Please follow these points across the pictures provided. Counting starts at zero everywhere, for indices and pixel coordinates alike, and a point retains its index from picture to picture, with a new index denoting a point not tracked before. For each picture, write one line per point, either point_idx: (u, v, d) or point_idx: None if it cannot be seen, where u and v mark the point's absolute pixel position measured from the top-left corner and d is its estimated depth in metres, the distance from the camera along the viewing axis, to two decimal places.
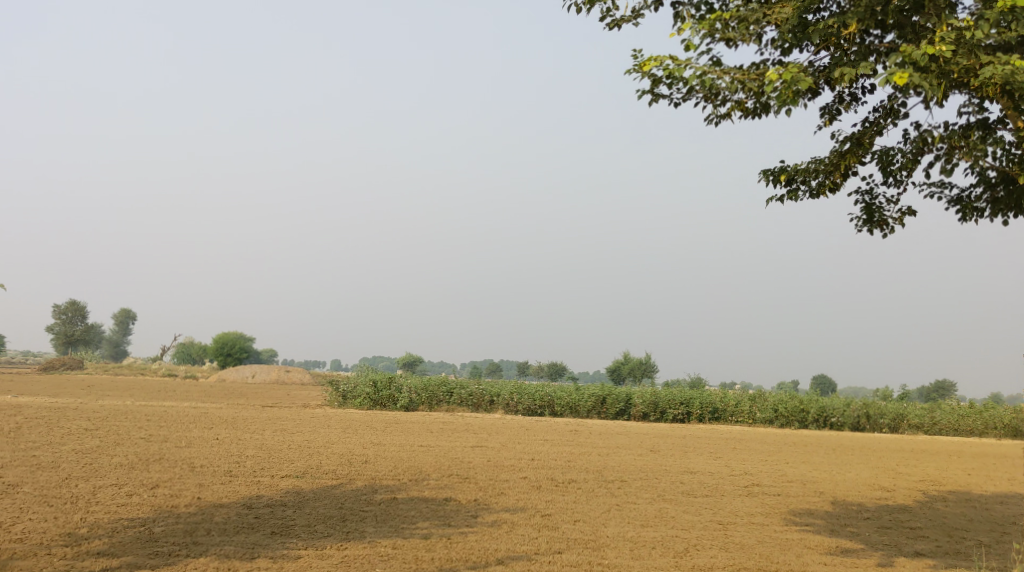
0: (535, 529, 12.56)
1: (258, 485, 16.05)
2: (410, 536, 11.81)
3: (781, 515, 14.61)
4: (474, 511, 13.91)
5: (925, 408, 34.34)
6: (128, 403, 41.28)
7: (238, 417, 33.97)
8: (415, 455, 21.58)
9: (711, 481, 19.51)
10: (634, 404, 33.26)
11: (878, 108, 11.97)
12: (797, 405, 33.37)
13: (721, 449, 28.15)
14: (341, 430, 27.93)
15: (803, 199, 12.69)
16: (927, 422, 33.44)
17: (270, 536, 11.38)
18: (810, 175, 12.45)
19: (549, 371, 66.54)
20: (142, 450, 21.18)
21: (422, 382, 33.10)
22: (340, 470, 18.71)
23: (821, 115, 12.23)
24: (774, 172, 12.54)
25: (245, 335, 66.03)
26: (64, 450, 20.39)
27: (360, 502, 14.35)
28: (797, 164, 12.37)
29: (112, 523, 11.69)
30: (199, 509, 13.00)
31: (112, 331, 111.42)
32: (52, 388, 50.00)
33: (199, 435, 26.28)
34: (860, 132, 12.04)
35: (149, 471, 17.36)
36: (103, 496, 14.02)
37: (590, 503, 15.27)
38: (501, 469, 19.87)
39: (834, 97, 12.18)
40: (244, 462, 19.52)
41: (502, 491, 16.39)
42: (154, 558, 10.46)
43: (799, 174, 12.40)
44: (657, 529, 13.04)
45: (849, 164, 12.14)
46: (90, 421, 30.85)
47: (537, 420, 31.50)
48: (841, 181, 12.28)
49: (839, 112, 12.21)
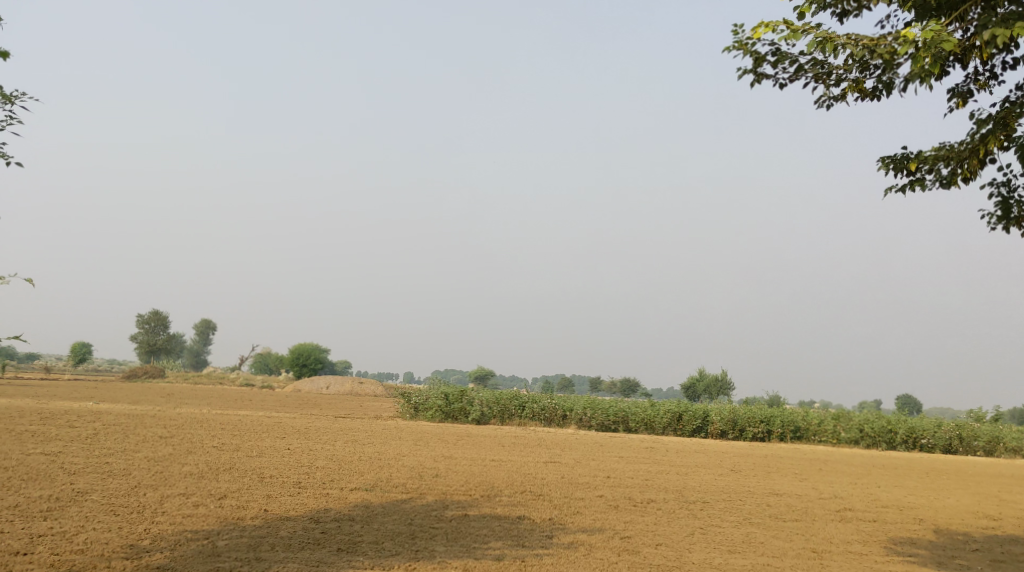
0: (615, 553, 11.80)
1: (327, 498, 15.59)
2: (482, 557, 11.17)
3: (880, 544, 13.84)
4: (549, 532, 13.20)
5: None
6: (204, 411, 41.55)
7: (311, 427, 33.79)
8: (488, 470, 20.96)
9: (800, 505, 18.55)
10: (711, 422, 32.17)
11: (1020, 88, 11.20)
12: (885, 425, 31.86)
13: (806, 470, 26.94)
14: (413, 443, 27.51)
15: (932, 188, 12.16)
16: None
17: (336, 553, 10.85)
18: (939, 162, 11.91)
19: (622, 387, 65.48)
20: (213, 458, 20.99)
21: (494, 395, 32.62)
22: (412, 484, 18.19)
23: (950, 98, 11.76)
24: (897, 159, 12.11)
25: (320, 346, 66.35)
26: (137, 458, 20.28)
27: (431, 518, 13.76)
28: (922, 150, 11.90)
29: (176, 535, 11.23)
30: (265, 522, 12.55)
31: (193, 340, 113.30)
32: (134, 396, 50.80)
33: (271, 445, 26.08)
34: (1002, 112, 11.16)
35: (219, 480, 17.07)
36: (168, 506, 13.67)
37: (672, 526, 14.47)
38: (576, 486, 19.13)
39: (964, 77, 11.71)
40: (314, 473, 19.13)
41: (578, 510, 15.65)
42: None
43: (925, 161, 11.95)
44: (746, 557, 12.17)
45: (988, 148, 11.26)
46: (165, 429, 30.95)
47: (611, 436, 30.67)
48: (977, 168, 11.47)
49: (972, 92, 11.60)
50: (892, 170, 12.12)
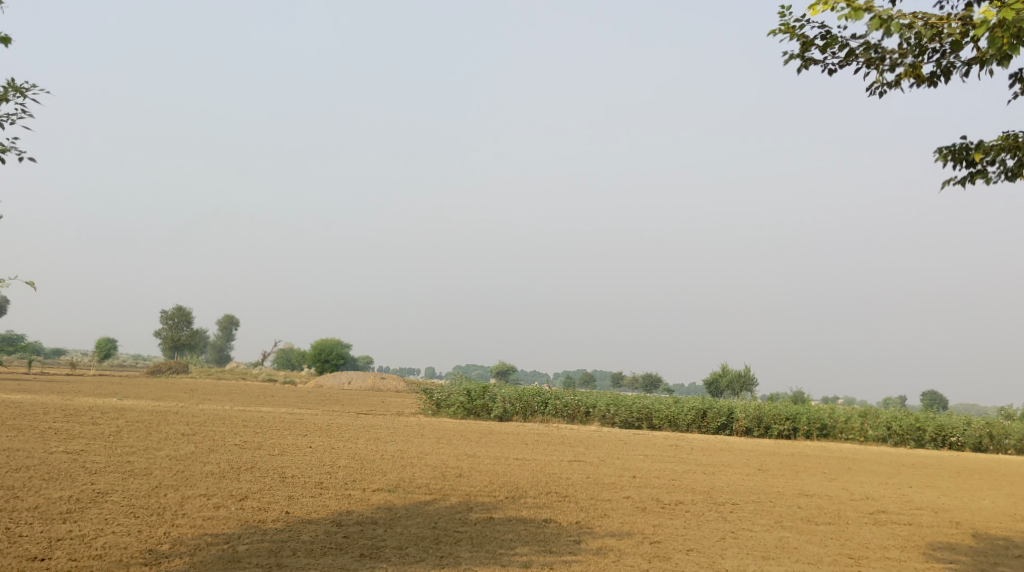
0: (646, 560, 11.43)
1: (350, 499, 15.33)
2: (509, 564, 10.86)
3: (918, 550, 13.45)
4: (576, 535, 12.86)
5: None
6: (226, 407, 41.49)
7: (333, 424, 33.59)
8: (512, 469, 20.65)
9: (831, 506, 18.15)
10: (736, 419, 31.73)
11: None
12: (913, 423, 31.28)
13: (834, 469, 26.46)
14: (435, 440, 27.26)
15: (992, 180, 11.96)
16: None
17: (359, 559, 10.56)
18: (1001, 153, 11.70)
19: (644, 382, 65.01)
20: (235, 457, 20.78)
21: (516, 391, 32.31)
22: (435, 484, 17.91)
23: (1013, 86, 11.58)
24: (956, 150, 11.95)
25: (341, 342, 66.25)
26: (159, 456, 20.13)
27: (455, 521, 13.46)
28: (982, 141, 11.73)
29: (196, 539, 10.94)
30: (287, 525, 12.29)
31: (216, 335, 113.61)
32: (157, 392, 50.82)
33: (292, 443, 25.88)
34: None
35: (241, 480, 16.85)
36: (189, 507, 13.45)
37: (702, 530, 14.10)
38: (602, 486, 18.78)
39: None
40: (337, 472, 18.88)
41: (605, 513, 15.31)
42: None
43: (985, 152, 11.77)
44: (781, 564, 11.79)
45: None
46: (187, 426, 30.84)
47: (635, 433, 30.29)
48: None
49: None
50: (950, 161, 11.94)
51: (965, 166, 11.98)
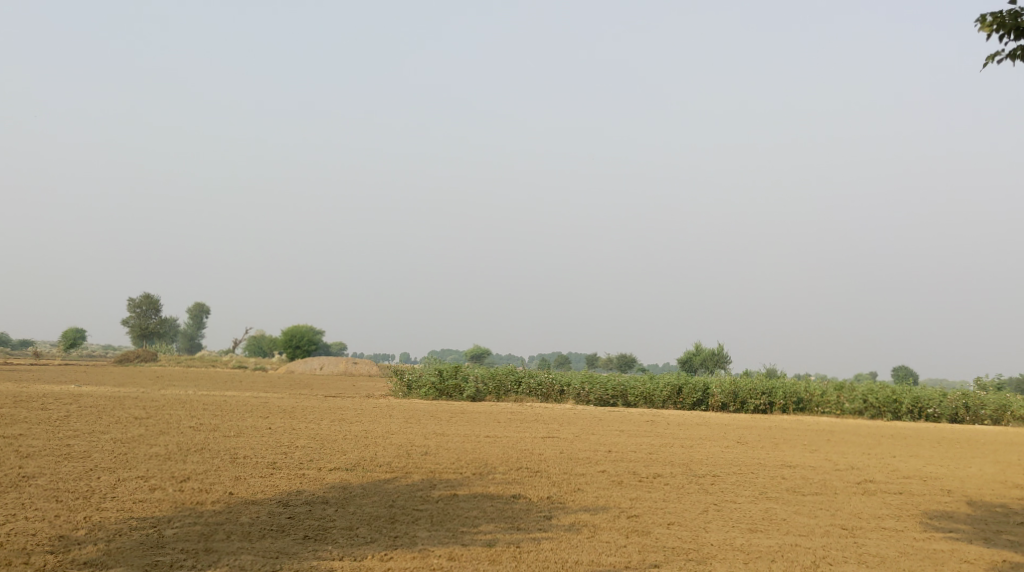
0: (623, 535, 10.28)
1: (303, 479, 14.16)
2: (470, 543, 9.74)
3: (915, 520, 12.53)
4: (548, 511, 11.76)
5: None
6: (190, 392, 40.12)
7: (299, 407, 32.39)
8: (481, 446, 19.55)
9: (817, 477, 17.26)
10: (712, 394, 30.78)
11: None
12: (890, 395, 30.41)
13: (814, 441, 25.61)
14: (403, 420, 26.13)
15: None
16: None
17: (301, 542, 9.45)
18: None
19: (618, 362, 64.10)
20: (185, 439, 19.54)
21: (489, 371, 31.30)
22: (397, 462, 16.80)
23: None
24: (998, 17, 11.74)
25: (313, 327, 64.77)
26: (103, 439, 18.85)
27: (415, 499, 12.35)
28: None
29: (118, 524, 9.73)
30: (226, 507, 11.14)
31: (187, 323, 111.57)
32: (119, 378, 49.34)
33: (252, 425, 24.65)
34: None
35: (185, 462, 15.63)
36: (121, 490, 12.20)
37: (684, 502, 13.11)
38: (576, 462, 17.77)
39: None
40: (293, 452, 17.71)
41: (580, 487, 14.24)
42: None
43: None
44: (771, 536, 10.72)
45: None
46: (144, 409, 29.55)
47: (610, 410, 29.30)
48: None
49: None
50: (992, 30, 11.74)
51: (1006, 35, 11.79)
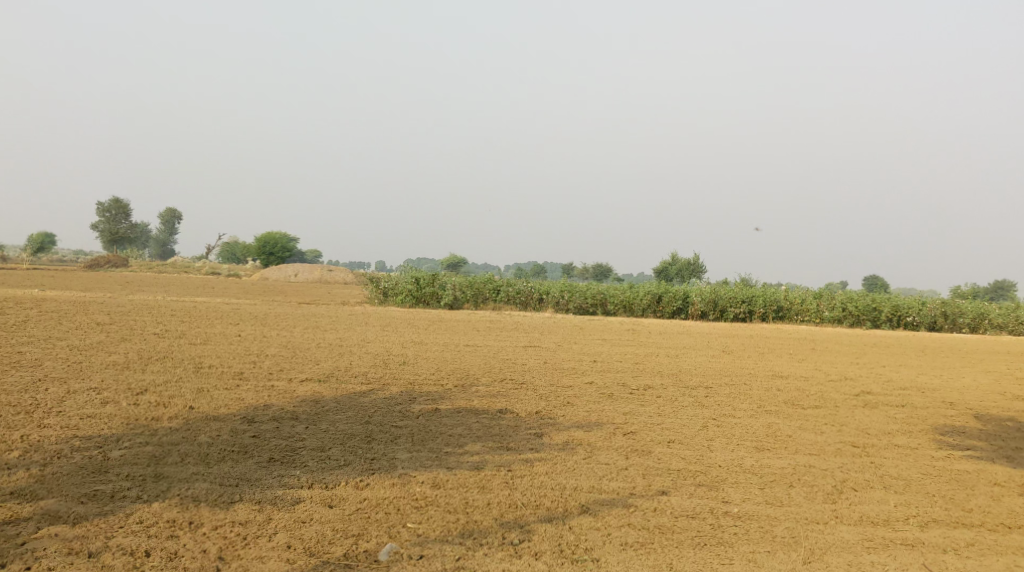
0: (622, 455, 9.35)
1: (271, 391, 13.15)
2: (456, 467, 8.78)
3: (927, 435, 11.75)
4: (538, 428, 10.82)
5: (1012, 306, 30.20)
6: (160, 298, 38.93)
7: (270, 313, 31.32)
8: (461, 356, 18.62)
9: (812, 388, 16.49)
10: (692, 303, 29.91)
11: None
12: (870, 303, 29.60)
13: (799, 350, 24.94)
14: (379, 328, 25.17)
15: None
16: (1013, 322, 29.42)
17: (266, 467, 8.49)
18: None
19: (594, 272, 63.36)
20: (148, 346, 18.49)
21: (467, 279, 30.30)
22: (373, 372, 15.87)
23: None
24: None
25: (287, 234, 62.95)
26: (59, 346, 17.70)
27: (393, 414, 11.35)
28: None
29: (57, 444, 8.70)
30: (183, 424, 10.10)
31: (158, 229, 109.14)
32: (86, 283, 47.88)
33: (221, 331, 23.58)
34: None
35: (145, 371, 14.60)
36: (69, 404, 11.13)
37: (680, 417, 12.23)
38: (562, 372, 16.89)
39: None
40: (262, 362, 16.72)
41: (569, 400, 13.36)
42: (86, 504, 7.74)
43: None
44: (781, 456, 9.86)
45: None
46: (109, 315, 28.50)
47: (590, 319, 28.45)
48: None
49: None
50: None
51: None
